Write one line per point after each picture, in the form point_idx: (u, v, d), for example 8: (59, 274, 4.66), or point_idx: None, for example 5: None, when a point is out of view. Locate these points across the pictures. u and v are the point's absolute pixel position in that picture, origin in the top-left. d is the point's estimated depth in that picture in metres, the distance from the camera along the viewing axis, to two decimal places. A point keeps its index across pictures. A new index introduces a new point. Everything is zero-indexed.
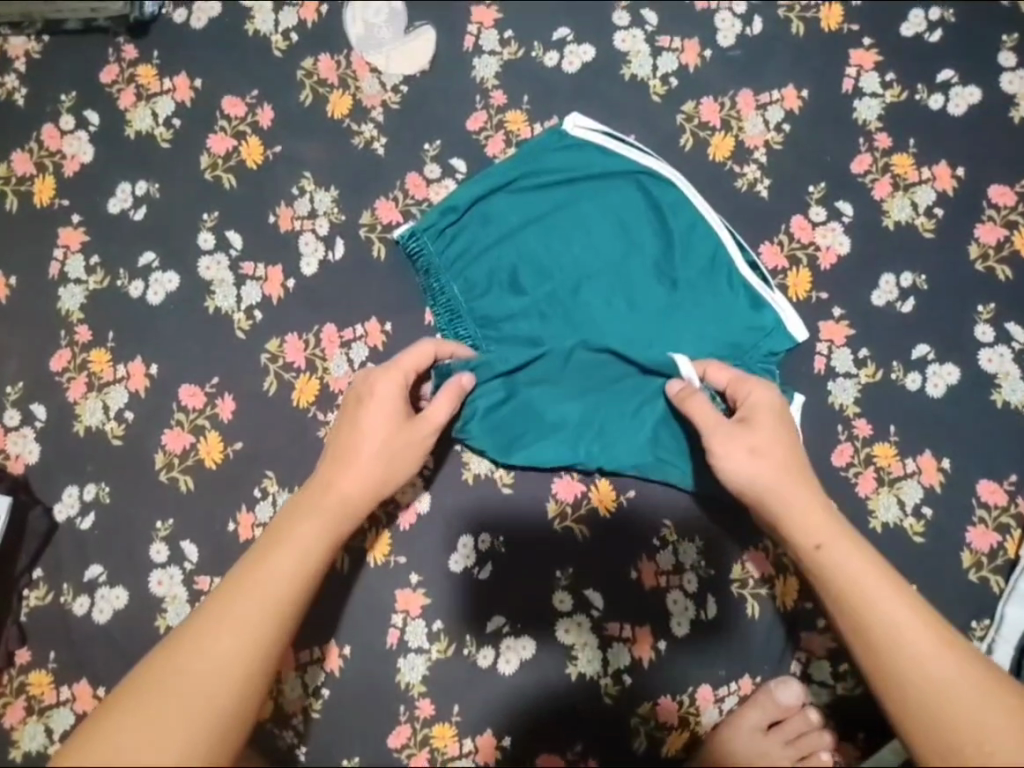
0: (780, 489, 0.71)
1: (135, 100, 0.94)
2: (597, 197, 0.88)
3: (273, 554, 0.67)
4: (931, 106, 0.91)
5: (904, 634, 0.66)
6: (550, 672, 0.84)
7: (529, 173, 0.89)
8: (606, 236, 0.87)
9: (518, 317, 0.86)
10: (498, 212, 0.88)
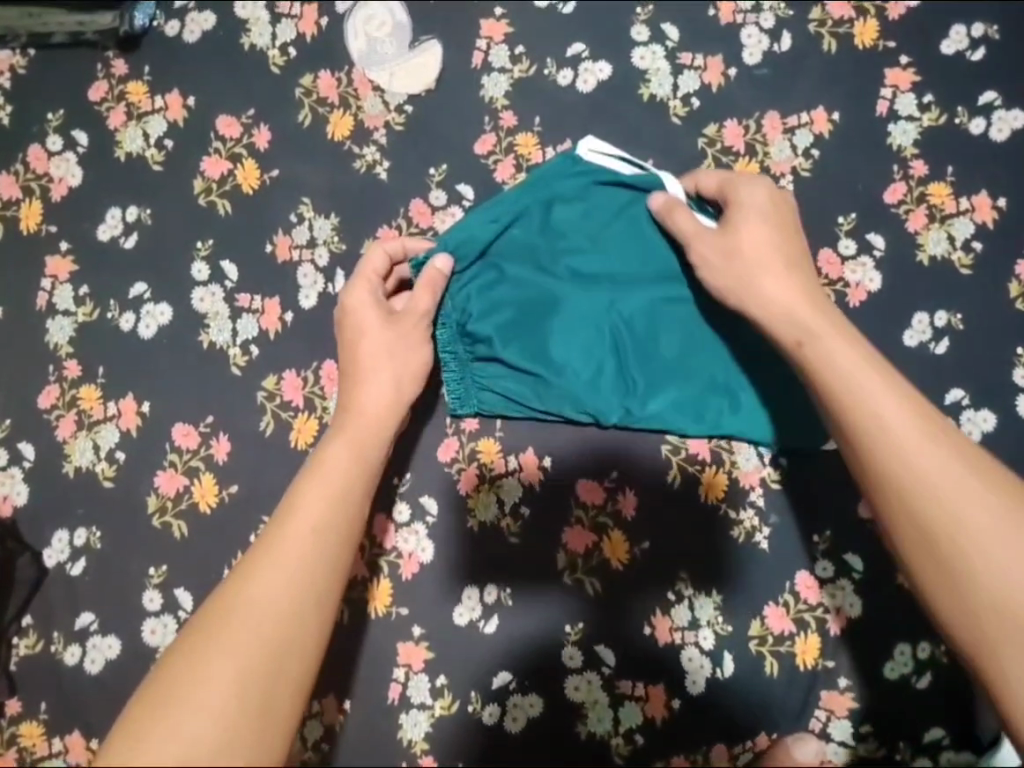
0: (762, 282, 0.66)
1: (125, 119, 0.89)
2: (598, 209, 0.78)
3: (313, 492, 0.61)
4: (971, 131, 0.85)
5: (912, 449, 0.58)
6: (558, 729, 0.81)
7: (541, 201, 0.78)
8: (626, 266, 0.79)
9: (520, 342, 0.79)
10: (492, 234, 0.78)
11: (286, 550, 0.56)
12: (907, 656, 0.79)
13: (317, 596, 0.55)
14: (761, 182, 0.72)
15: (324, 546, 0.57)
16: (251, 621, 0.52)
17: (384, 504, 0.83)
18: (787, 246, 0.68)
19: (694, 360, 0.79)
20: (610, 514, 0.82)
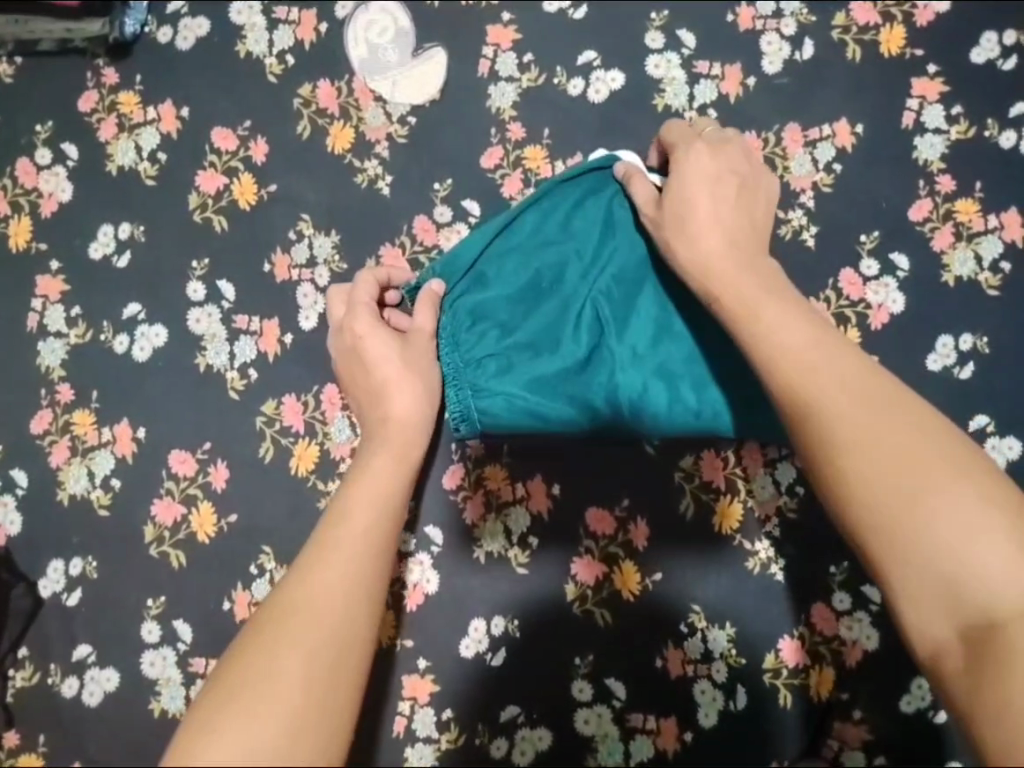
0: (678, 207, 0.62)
1: (116, 131, 0.85)
2: (582, 202, 0.75)
3: (362, 495, 0.59)
4: (1001, 144, 0.81)
5: (796, 351, 0.53)
6: (567, 762, 0.80)
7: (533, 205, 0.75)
8: (624, 257, 0.74)
9: (518, 345, 0.73)
10: (481, 249, 0.75)
11: (345, 550, 0.54)
12: (925, 691, 0.77)
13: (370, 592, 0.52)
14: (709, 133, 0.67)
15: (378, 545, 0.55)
16: (308, 621, 0.49)
17: None
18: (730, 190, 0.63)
19: (704, 351, 0.73)
20: (621, 543, 0.80)
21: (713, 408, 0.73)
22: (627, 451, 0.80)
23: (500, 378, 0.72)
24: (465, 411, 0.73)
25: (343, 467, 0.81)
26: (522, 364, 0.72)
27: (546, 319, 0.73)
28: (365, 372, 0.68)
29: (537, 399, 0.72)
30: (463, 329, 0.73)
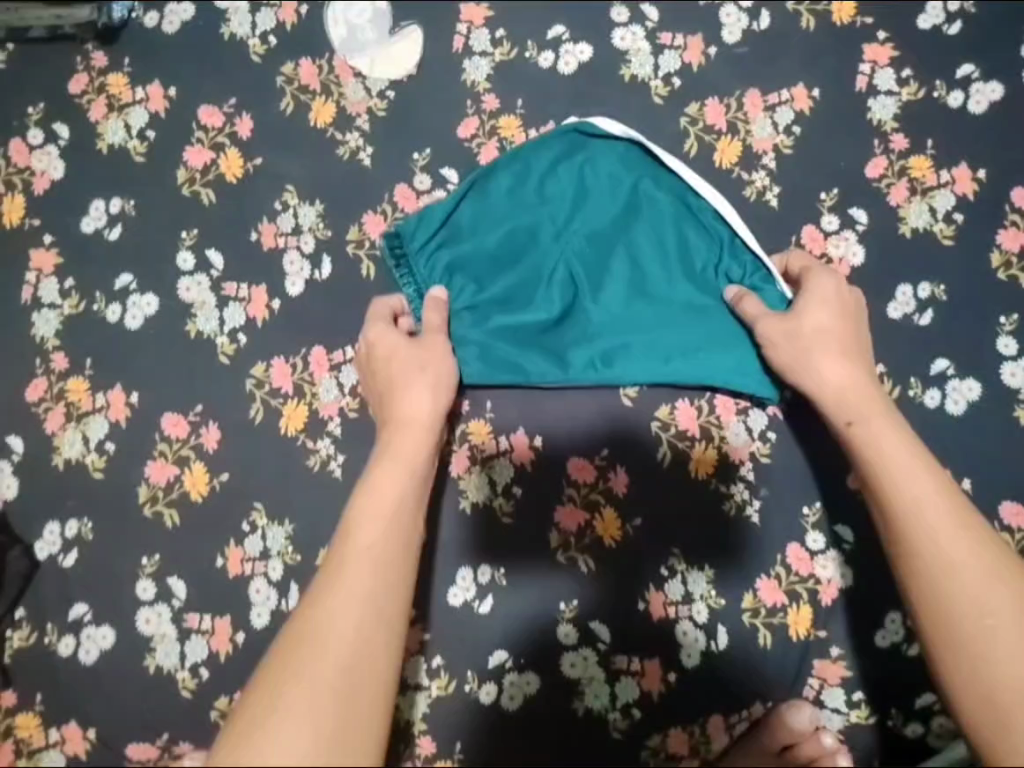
0: (819, 350, 0.70)
1: (106, 111, 0.89)
2: (552, 170, 0.82)
3: (366, 514, 0.59)
4: (950, 104, 0.86)
5: (891, 452, 0.65)
6: (555, 706, 0.82)
7: (512, 167, 0.82)
8: (596, 217, 0.81)
9: (499, 300, 0.80)
10: (462, 206, 0.81)
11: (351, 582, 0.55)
12: (898, 625, 0.80)
13: (388, 615, 0.55)
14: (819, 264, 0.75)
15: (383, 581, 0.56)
16: (326, 654, 0.52)
17: None
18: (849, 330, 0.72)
19: (670, 299, 0.79)
20: (601, 491, 0.83)
21: (681, 355, 0.78)
22: (604, 400, 0.83)
23: (483, 332, 0.79)
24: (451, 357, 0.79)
25: (331, 425, 0.83)
26: (503, 319, 0.79)
27: (524, 277, 0.80)
28: (376, 369, 0.73)
29: (518, 349, 0.78)
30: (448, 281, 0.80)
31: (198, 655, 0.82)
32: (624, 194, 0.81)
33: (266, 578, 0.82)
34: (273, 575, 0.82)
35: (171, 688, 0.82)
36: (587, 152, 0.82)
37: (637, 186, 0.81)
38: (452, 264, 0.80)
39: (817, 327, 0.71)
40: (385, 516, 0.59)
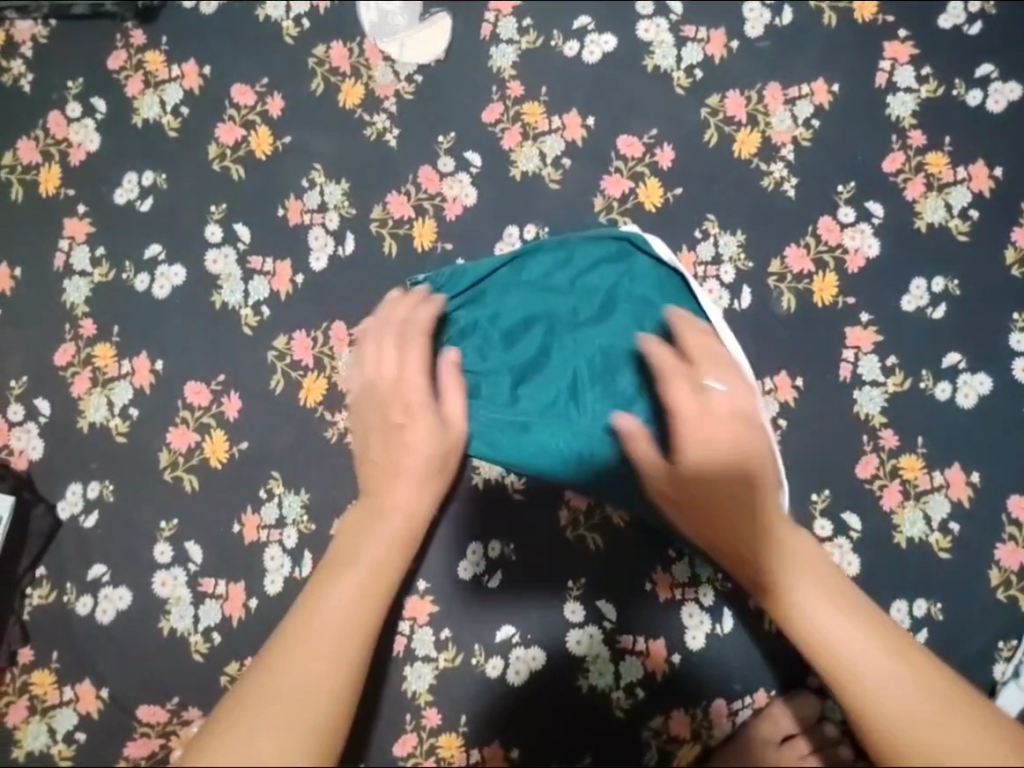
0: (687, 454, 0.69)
1: (142, 87, 0.92)
2: (594, 267, 0.82)
3: (344, 578, 0.66)
4: (968, 102, 0.87)
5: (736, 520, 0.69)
6: (560, 683, 0.83)
7: (550, 258, 0.82)
8: (617, 328, 0.81)
9: (496, 377, 0.81)
10: (491, 276, 0.82)
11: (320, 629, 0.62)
12: (904, 614, 0.80)
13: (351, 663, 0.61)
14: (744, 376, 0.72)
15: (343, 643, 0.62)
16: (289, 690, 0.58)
17: None
18: (722, 399, 0.69)
19: None
20: None
21: None
22: None
23: (470, 404, 0.80)
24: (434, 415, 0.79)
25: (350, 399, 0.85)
26: (493, 395, 0.80)
27: (528, 362, 0.81)
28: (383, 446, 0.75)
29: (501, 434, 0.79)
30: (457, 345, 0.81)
31: (211, 619, 0.83)
32: (656, 315, 0.81)
33: (281, 545, 0.84)
34: (287, 543, 0.84)
35: (183, 651, 0.83)
36: (630, 265, 0.82)
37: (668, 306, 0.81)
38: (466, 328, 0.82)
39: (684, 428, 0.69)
40: (365, 582, 0.66)
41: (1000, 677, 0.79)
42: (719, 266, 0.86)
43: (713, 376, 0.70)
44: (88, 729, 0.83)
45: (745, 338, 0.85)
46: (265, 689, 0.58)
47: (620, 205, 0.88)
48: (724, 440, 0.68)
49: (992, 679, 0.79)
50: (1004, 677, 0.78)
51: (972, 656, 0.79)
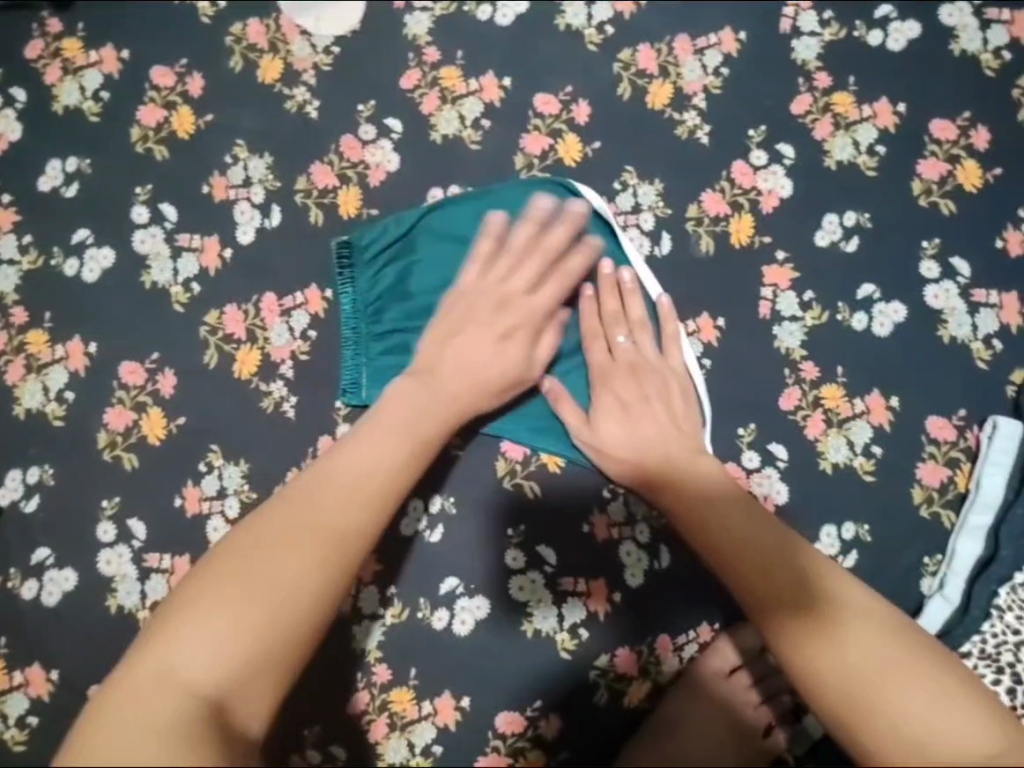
0: (658, 427, 0.81)
1: (61, 75, 0.92)
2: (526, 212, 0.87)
3: (368, 437, 0.71)
4: (870, 43, 0.90)
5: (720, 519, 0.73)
6: (504, 628, 0.85)
7: (481, 209, 0.87)
8: None
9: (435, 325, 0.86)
10: (423, 220, 0.87)
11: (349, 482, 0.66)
12: (834, 537, 0.84)
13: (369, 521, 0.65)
14: (675, 350, 0.84)
15: (332, 550, 0.61)
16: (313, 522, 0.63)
17: (327, 425, 0.86)
18: (620, 353, 0.84)
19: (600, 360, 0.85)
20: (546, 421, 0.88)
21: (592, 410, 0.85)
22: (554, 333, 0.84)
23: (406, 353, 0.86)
24: (360, 374, 0.85)
25: (284, 368, 0.86)
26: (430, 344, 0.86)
27: None
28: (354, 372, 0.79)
29: None
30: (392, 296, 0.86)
31: (158, 594, 0.84)
32: None
33: (223, 516, 0.85)
34: (229, 513, 0.85)
35: (132, 626, 0.84)
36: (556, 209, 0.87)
37: None
38: (398, 279, 0.87)
39: (630, 401, 0.83)
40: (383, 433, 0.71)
41: (926, 590, 0.83)
42: (638, 214, 0.89)
43: (616, 333, 0.85)
44: (40, 712, 0.83)
45: (668, 284, 0.88)
46: (275, 533, 0.62)
47: (540, 161, 0.89)
48: (666, 418, 0.82)
49: (920, 593, 0.84)
50: (930, 590, 0.83)
51: (900, 574, 0.84)
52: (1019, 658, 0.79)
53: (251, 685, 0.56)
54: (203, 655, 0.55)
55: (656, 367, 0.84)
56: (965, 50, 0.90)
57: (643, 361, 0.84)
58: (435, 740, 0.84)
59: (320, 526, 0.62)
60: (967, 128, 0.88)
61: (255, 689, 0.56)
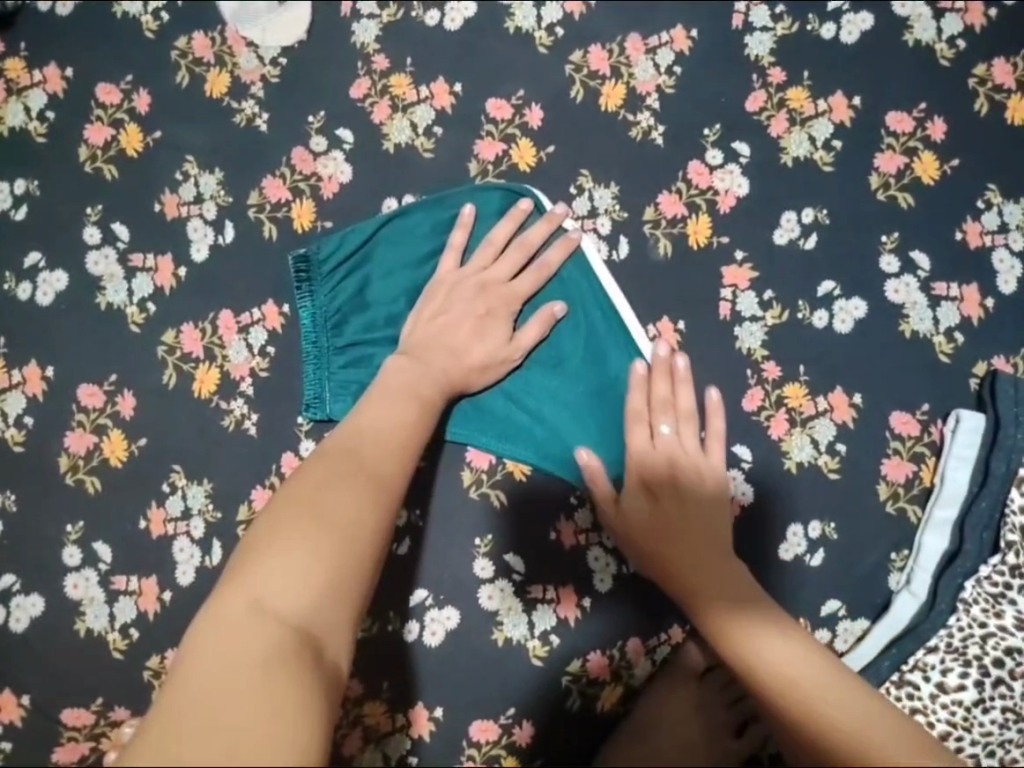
0: (691, 518, 0.79)
1: (5, 95, 0.90)
2: (483, 219, 0.87)
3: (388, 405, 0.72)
4: (823, 36, 0.89)
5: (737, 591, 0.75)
6: (475, 637, 0.85)
7: (437, 217, 0.87)
8: None
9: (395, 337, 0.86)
10: (379, 231, 0.86)
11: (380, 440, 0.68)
12: (800, 537, 0.84)
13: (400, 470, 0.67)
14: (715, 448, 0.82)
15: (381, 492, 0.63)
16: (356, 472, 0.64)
17: (290, 442, 0.85)
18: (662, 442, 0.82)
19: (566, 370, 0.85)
20: None
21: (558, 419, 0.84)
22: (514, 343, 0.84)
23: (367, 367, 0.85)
24: (322, 389, 0.85)
25: (243, 386, 0.86)
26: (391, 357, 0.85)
27: None
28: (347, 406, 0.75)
29: None
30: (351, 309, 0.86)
31: (127, 616, 0.84)
32: None
33: (188, 536, 0.85)
34: (194, 533, 0.84)
35: (102, 649, 0.84)
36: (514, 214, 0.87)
37: None
38: (357, 291, 0.86)
39: (666, 489, 0.80)
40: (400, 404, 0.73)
41: (894, 585, 0.84)
42: (595, 218, 0.88)
43: (662, 420, 0.82)
44: (13, 738, 0.83)
45: (628, 288, 0.87)
46: (319, 486, 0.61)
47: (494, 168, 0.89)
48: (704, 514, 0.79)
49: (888, 588, 0.84)
50: (898, 585, 0.84)
51: (867, 570, 0.84)
52: (986, 651, 0.79)
53: (336, 610, 0.54)
54: (288, 589, 0.53)
55: (696, 462, 0.81)
56: (918, 40, 0.89)
57: (686, 453, 0.81)
58: (410, 751, 0.85)
59: (365, 474, 0.64)
60: (923, 119, 0.88)
61: (341, 617, 0.54)
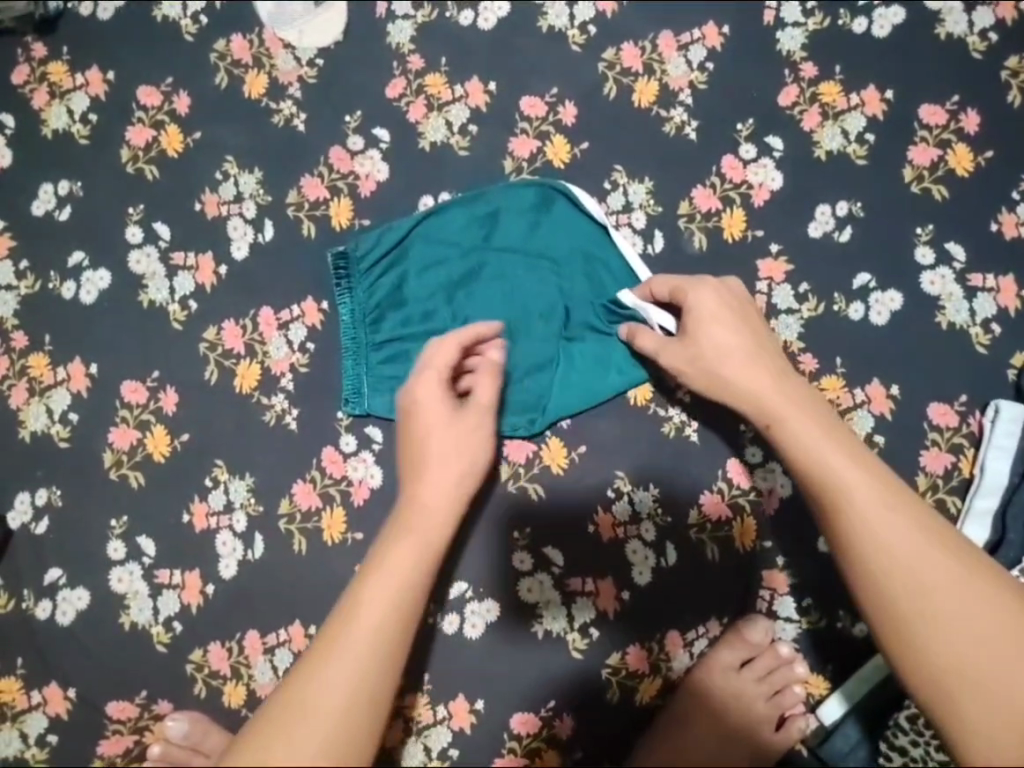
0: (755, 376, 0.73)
1: (48, 99, 0.92)
2: (521, 216, 0.88)
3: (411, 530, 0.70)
4: (854, 31, 0.90)
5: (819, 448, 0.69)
6: (514, 628, 0.86)
7: (473, 214, 0.88)
8: (543, 276, 0.87)
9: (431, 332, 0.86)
10: (415, 229, 0.87)
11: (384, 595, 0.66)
12: None
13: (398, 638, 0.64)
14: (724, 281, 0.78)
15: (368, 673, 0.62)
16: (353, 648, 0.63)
17: (330, 437, 0.86)
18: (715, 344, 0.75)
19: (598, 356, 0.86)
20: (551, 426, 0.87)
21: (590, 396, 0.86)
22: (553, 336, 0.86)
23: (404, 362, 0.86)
24: (359, 384, 0.86)
25: (284, 381, 0.87)
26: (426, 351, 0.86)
27: (461, 318, 0.87)
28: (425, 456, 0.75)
29: None
30: (388, 305, 0.87)
31: (171, 610, 0.85)
32: (579, 262, 0.87)
33: (231, 531, 0.86)
34: (237, 528, 0.86)
35: (146, 643, 0.85)
36: (550, 212, 0.88)
37: (591, 252, 0.87)
38: (394, 287, 0.87)
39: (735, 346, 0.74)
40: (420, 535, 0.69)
41: None
42: (630, 213, 0.89)
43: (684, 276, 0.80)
44: (59, 730, 0.84)
45: None
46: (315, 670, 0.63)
47: (529, 165, 0.90)
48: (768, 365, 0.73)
49: None
50: None
51: None
52: None
53: None
54: None
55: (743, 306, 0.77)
56: (951, 33, 0.89)
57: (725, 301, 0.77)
58: (451, 744, 0.85)
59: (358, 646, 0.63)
60: (956, 112, 0.88)
61: None
